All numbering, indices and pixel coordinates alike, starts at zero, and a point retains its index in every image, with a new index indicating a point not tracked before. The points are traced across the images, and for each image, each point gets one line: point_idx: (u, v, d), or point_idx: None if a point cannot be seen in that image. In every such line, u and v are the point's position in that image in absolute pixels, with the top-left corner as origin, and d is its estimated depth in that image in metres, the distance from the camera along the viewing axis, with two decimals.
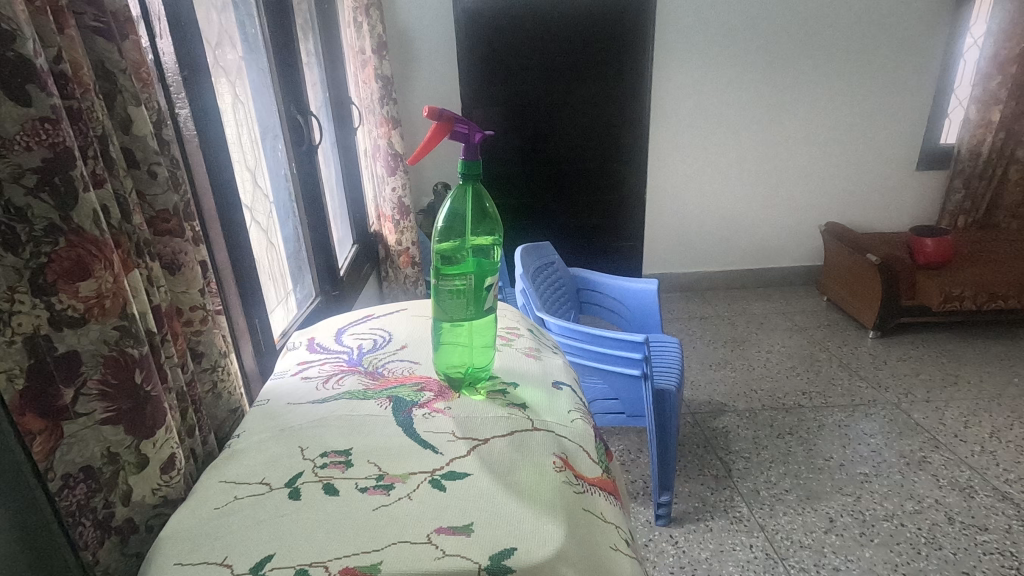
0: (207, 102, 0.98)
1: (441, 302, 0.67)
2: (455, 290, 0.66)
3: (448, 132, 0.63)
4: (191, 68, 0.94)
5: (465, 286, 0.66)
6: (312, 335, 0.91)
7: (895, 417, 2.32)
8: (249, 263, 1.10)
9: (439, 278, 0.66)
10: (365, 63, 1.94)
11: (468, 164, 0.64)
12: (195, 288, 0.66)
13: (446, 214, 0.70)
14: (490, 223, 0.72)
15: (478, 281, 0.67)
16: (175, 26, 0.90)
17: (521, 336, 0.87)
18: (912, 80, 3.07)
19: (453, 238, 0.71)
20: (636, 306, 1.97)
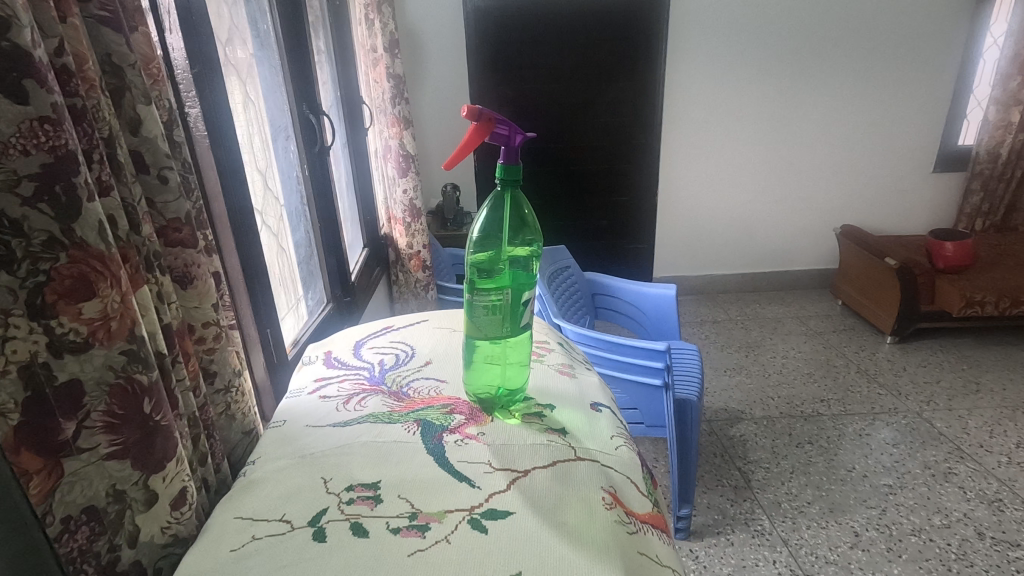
0: (218, 102, 0.93)
1: (474, 319, 0.61)
2: (490, 306, 0.61)
3: (488, 134, 0.57)
4: (203, 65, 0.88)
5: (502, 302, 0.61)
6: (330, 349, 0.86)
7: (917, 425, 2.25)
8: (260, 270, 1.04)
9: (473, 292, 0.61)
10: (377, 61, 1.89)
11: (509, 169, 0.58)
12: (209, 303, 0.61)
13: (482, 223, 0.64)
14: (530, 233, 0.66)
15: (515, 297, 0.61)
16: (186, 20, 0.84)
17: (552, 351, 0.82)
18: (931, 80, 3.01)
19: (489, 250, 0.65)
20: (655, 312, 1.91)
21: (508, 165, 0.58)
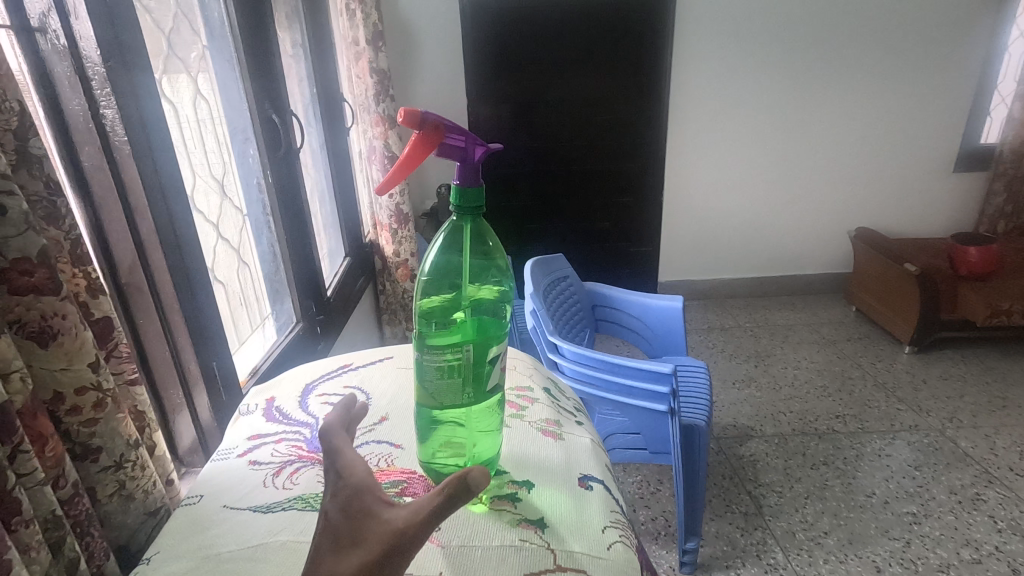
0: (148, 100, 0.79)
1: (427, 384, 0.48)
2: (448, 367, 0.47)
3: (437, 145, 0.46)
4: (126, 59, 0.75)
5: (462, 360, 0.48)
6: (272, 395, 0.73)
7: (941, 445, 2.10)
8: (198, 296, 0.91)
9: (423, 350, 0.47)
10: (359, 56, 1.75)
11: (464, 192, 0.47)
12: (85, 363, 0.47)
13: (434, 258, 0.53)
14: (495, 270, 0.55)
15: (479, 354, 0.48)
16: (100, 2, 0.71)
17: (536, 403, 0.69)
18: (953, 74, 2.84)
19: (444, 292, 0.53)
20: (659, 325, 1.77)
21: (462, 187, 0.47)
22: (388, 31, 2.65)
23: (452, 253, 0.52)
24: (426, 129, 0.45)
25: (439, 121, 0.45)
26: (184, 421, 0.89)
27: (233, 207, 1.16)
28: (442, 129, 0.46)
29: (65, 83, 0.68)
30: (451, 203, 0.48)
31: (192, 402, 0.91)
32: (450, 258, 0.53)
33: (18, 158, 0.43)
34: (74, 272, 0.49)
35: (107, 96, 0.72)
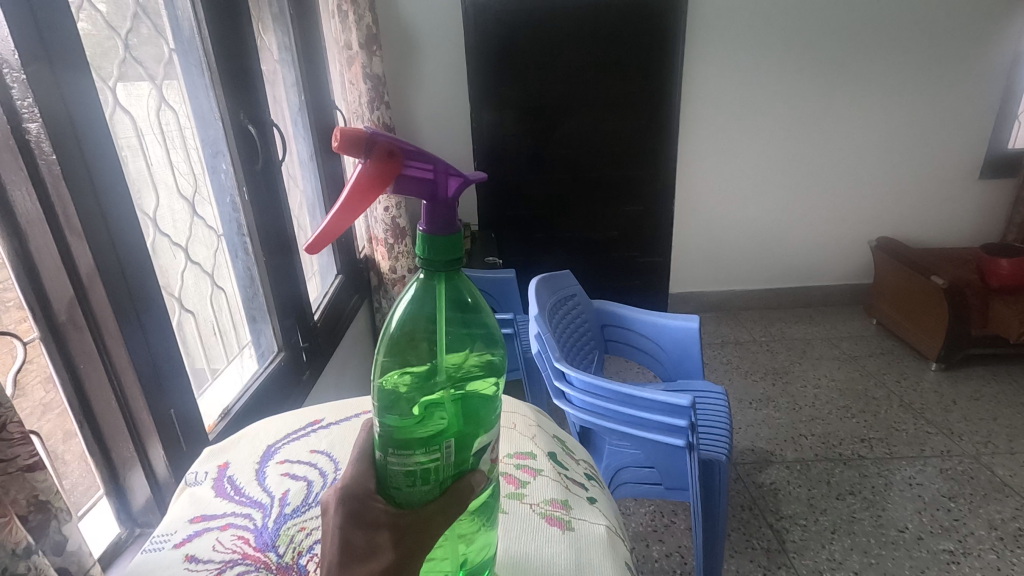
0: (88, 113, 0.69)
1: (396, 493, 0.41)
2: (421, 470, 0.41)
3: (395, 180, 0.41)
4: (58, 63, 0.65)
5: (440, 459, 0.41)
6: (227, 461, 0.62)
7: (976, 474, 1.93)
8: (151, 334, 0.79)
9: (391, 452, 0.41)
10: (351, 60, 1.64)
11: (434, 242, 0.41)
12: None
13: (403, 318, 0.47)
14: (479, 340, 0.50)
15: (460, 450, 0.42)
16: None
17: (539, 477, 0.60)
18: (979, 77, 2.70)
19: (418, 366, 0.49)
20: (673, 348, 1.64)
21: (431, 233, 0.41)
22: (386, 33, 2.53)
23: (423, 315, 0.48)
24: (375, 156, 0.39)
25: (391, 141, 0.39)
26: (142, 480, 0.81)
27: (204, 227, 1.05)
28: (400, 157, 0.40)
29: None
30: (417, 255, 0.42)
31: (146, 454, 0.81)
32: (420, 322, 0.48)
33: None
34: None
35: (31, 107, 0.62)
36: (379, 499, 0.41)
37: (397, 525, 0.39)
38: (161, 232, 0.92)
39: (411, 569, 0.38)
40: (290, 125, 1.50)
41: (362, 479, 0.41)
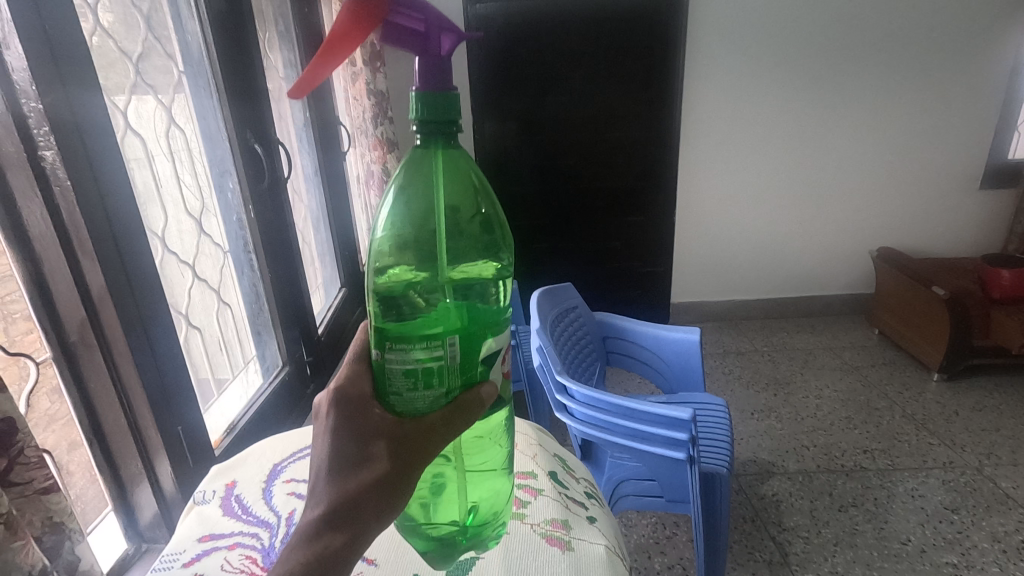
0: (102, 143, 0.71)
1: (398, 394, 0.45)
2: (423, 370, 0.44)
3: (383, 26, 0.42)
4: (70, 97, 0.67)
5: (442, 359, 0.44)
6: (234, 480, 0.64)
7: (978, 486, 1.93)
8: (160, 354, 0.81)
9: (391, 350, 0.44)
10: (356, 77, 1.67)
11: (428, 101, 0.46)
12: None
13: (395, 220, 0.53)
14: (474, 243, 0.57)
15: (462, 350, 0.45)
16: (40, 34, 0.63)
17: (539, 496, 0.62)
18: (979, 88, 2.71)
19: (418, 267, 0.56)
20: (674, 360, 1.65)
21: (423, 91, 0.46)
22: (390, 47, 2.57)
23: (421, 203, 0.54)
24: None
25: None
26: (149, 496, 0.83)
27: (210, 245, 1.07)
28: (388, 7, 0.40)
29: None
30: (414, 119, 0.47)
31: (154, 470, 0.82)
32: (419, 209, 0.54)
33: None
34: None
35: (46, 136, 0.64)
36: (377, 405, 0.47)
37: (392, 435, 0.46)
38: (169, 251, 0.94)
39: (397, 478, 0.46)
40: (295, 140, 1.53)
41: (362, 385, 0.48)
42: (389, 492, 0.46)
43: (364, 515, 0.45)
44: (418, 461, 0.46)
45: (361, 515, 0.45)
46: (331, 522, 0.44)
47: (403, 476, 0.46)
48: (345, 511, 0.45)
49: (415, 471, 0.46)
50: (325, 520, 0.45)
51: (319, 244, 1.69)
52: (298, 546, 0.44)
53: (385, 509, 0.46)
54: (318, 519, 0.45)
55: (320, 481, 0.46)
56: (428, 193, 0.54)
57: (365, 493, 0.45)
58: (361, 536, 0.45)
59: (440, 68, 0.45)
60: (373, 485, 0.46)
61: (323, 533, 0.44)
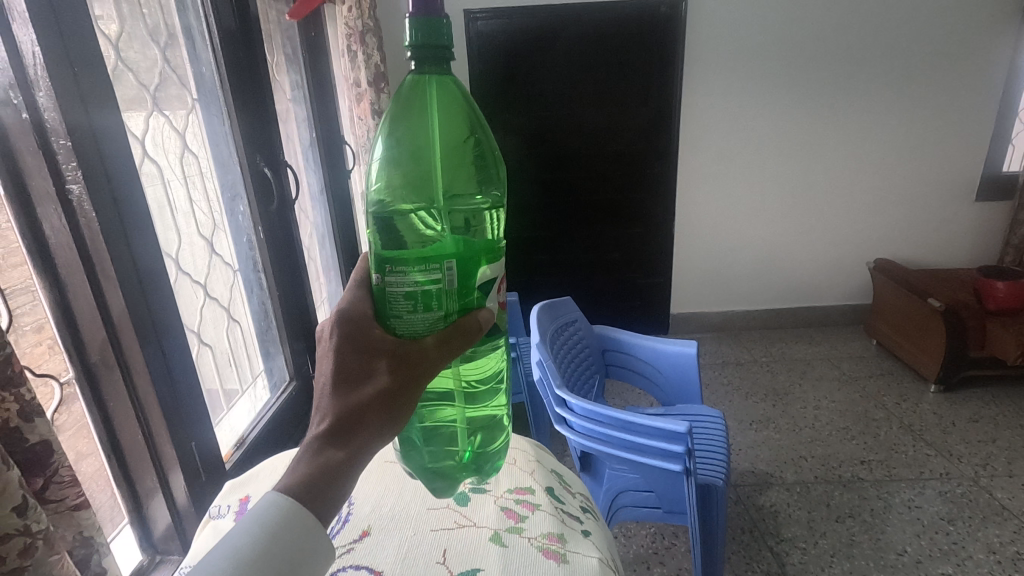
0: (113, 174, 0.75)
1: (399, 317, 0.45)
2: (421, 294, 0.45)
3: None
4: (85, 134, 0.70)
5: (440, 282, 0.45)
6: (246, 496, 0.69)
7: (975, 497, 1.88)
8: (170, 374, 0.84)
9: (391, 274, 0.44)
10: (360, 96, 1.72)
11: (422, 29, 0.47)
12: (9, 508, 0.41)
13: (394, 154, 0.56)
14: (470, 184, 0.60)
15: (459, 275, 0.46)
16: (69, 81, 0.68)
17: (536, 511, 0.65)
18: (981, 99, 2.67)
19: (417, 199, 0.57)
20: (672, 372, 1.68)
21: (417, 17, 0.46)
22: None
23: (418, 133, 0.57)
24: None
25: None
26: (162, 509, 0.87)
27: (221, 264, 1.12)
28: None
29: (30, 161, 0.66)
30: (408, 44, 0.47)
31: (168, 482, 0.86)
32: (416, 140, 0.57)
33: None
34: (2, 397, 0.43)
35: (74, 171, 0.69)
36: (377, 327, 0.47)
37: (392, 352, 0.46)
38: (183, 271, 0.99)
39: (399, 393, 0.46)
40: (301, 159, 1.58)
41: (362, 307, 0.48)
42: (390, 408, 0.46)
43: (366, 430, 0.45)
44: (419, 378, 0.46)
45: (362, 431, 0.45)
46: (332, 436, 0.44)
47: (405, 392, 0.46)
48: (347, 426, 0.44)
49: (415, 388, 0.47)
50: (326, 435, 0.44)
51: (324, 258, 1.73)
52: (301, 463, 0.44)
53: (386, 425, 0.46)
54: (319, 435, 0.44)
55: (322, 399, 0.46)
56: (425, 123, 0.57)
57: (366, 409, 0.45)
58: (364, 452, 0.45)
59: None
60: (375, 400, 0.45)
61: (325, 449, 0.44)
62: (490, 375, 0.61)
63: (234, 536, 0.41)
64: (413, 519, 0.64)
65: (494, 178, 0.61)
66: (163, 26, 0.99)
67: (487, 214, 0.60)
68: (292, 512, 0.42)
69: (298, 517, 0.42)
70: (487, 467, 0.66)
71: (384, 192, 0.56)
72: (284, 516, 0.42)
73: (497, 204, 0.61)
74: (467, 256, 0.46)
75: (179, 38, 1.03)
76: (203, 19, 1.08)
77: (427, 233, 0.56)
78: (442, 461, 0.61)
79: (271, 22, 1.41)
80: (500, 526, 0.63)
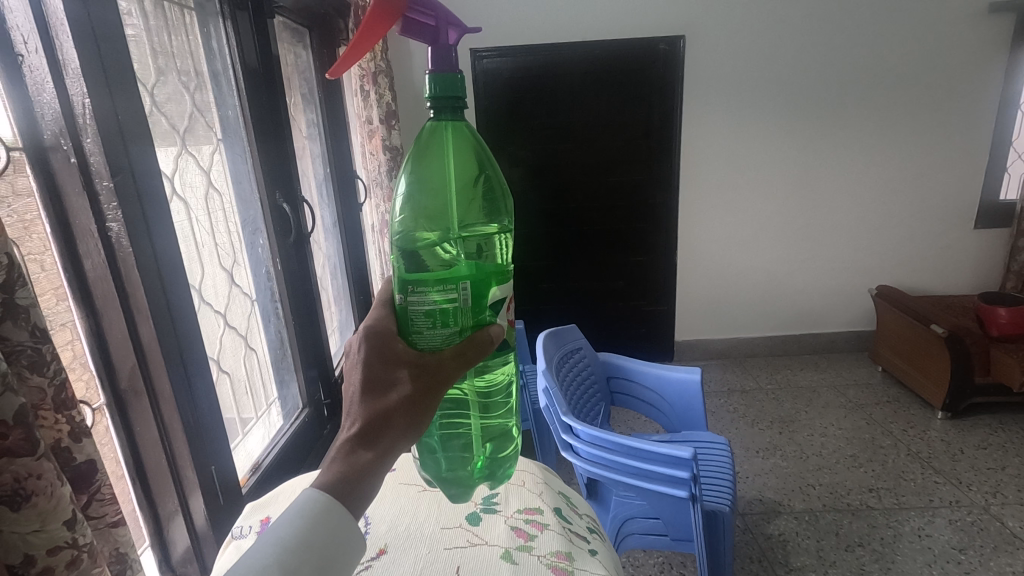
0: (144, 214, 0.80)
1: (419, 333, 0.50)
2: (440, 313, 0.49)
3: (400, 22, 0.51)
4: (123, 177, 0.76)
5: (456, 301, 0.49)
6: (267, 516, 0.74)
7: (986, 526, 1.85)
8: (185, 398, 0.88)
9: (413, 294, 0.49)
10: (372, 133, 1.80)
11: (441, 80, 0.52)
12: (60, 521, 0.44)
13: (413, 192, 0.61)
14: (485, 215, 0.65)
15: (475, 295, 0.50)
16: (112, 134, 0.75)
17: (545, 530, 0.68)
18: (972, 129, 2.74)
19: (437, 229, 0.62)
20: (677, 398, 1.70)
21: (437, 72, 0.52)
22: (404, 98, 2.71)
23: (433, 173, 0.62)
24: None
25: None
26: (182, 531, 0.91)
27: (240, 294, 1.17)
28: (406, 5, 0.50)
29: (75, 200, 0.72)
30: (427, 96, 0.53)
31: (186, 506, 0.91)
32: (431, 178, 0.62)
33: (3, 309, 0.43)
34: (56, 419, 0.47)
35: (115, 211, 0.76)
36: (400, 341, 0.51)
37: (415, 363, 0.50)
38: (205, 301, 1.04)
39: (424, 400, 0.49)
40: (317, 194, 1.65)
41: (387, 323, 0.52)
42: (414, 413, 0.49)
43: (392, 432, 0.48)
44: (441, 387, 0.50)
45: (388, 434, 0.48)
46: (361, 438, 0.47)
47: (427, 399, 0.49)
48: (374, 429, 0.47)
49: (436, 395, 0.50)
50: (355, 438, 0.47)
51: (337, 288, 1.79)
52: (334, 463, 0.47)
53: (410, 429, 0.49)
54: (349, 438, 0.47)
55: (351, 406, 0.49)
56: (440, 163, 0.62)
57: (394, 413, 0.48)
58: (390, 454, 0.48)
59: (449, 55, 0.52)
60: (400, 406, 0.48)
61: (354, 451, 0.47)
62: (502, 386, 0.66)
63: (279, 527, 0.44)
64: (427, 539, 0.67)
65: (502, 209, 0.65)
66: (193, 72, 1.06)
67: (498, 240, 0.64)
68: (329, 507, 0.45)
69: (334, 512, 0.45)
70: (500, 474, 0.69)
71: (402, 226, 0.60)
72: (323, 510, 0.45)
73: (506, 232, 0.65)
74: (480, 277, 0.51)
75: (207, 81, 1.11)
76: (230, 65, 1.17)
77: (445, 258, 0.60)
78: (459, 469, 0.65)
79: (290, 66, 1.50)
80: (511, 545, 0.65)
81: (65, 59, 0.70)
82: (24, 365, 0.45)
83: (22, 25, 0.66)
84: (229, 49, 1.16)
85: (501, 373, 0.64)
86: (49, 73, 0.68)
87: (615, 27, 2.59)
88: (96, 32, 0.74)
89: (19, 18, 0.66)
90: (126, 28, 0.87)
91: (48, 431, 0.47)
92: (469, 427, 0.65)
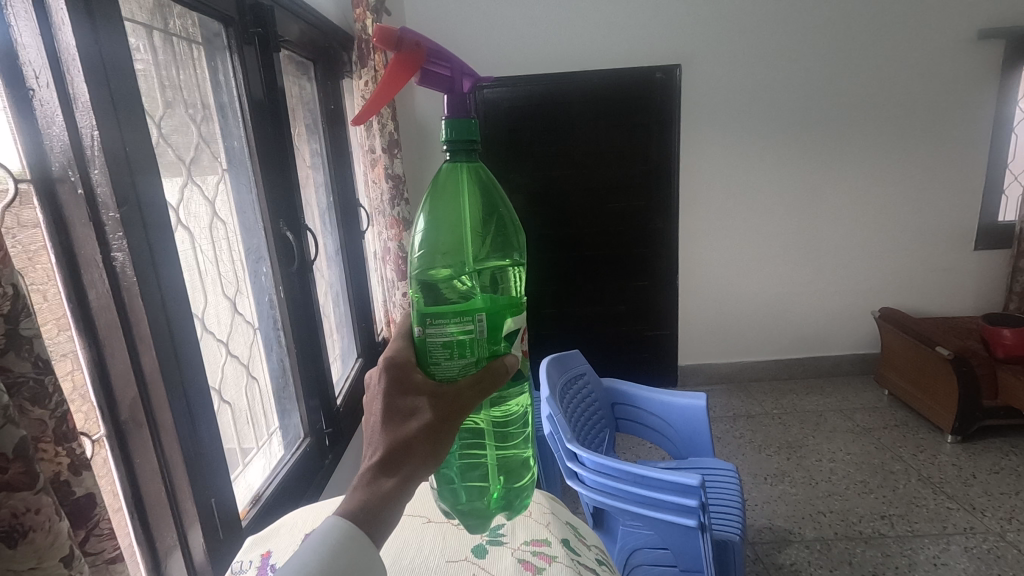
0: (149, 242, 0.81)
1: (437, 364, 0.50)
2: (457, 342, 0.49)
3: (420, 69, 0.53)
4: (131, 207, 0.77)
5: (472, 332, 0.49)
6: (268, 550, 0.73)
7: (1003, 553, 1.80)
8: (181, 428, 0.86)
9: (431, 326, 0.49)
10: (375, 162, 1.82)
11: (455, 124, 0.53)
12: (58, 558, 0.42)
13: (427, 228, 0.62)
14: (501, 250, 0.65)
15: (491, 325, 0.50)
16: (120, 166, 0.76)
17: (554, 563, 0.66)
18: (968, 152, 2.77)
19: (453, 263, 0.62)
20: (683, 426, 1.67)
21: (452, 117, 0.53)
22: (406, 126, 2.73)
23: (449, 211, 0.62)
24: (404, 48, 0.51)
25: (419, 39, 0.51)
26: (180, 566, 0.89)
27: (243, 323, 1.17)
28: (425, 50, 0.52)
29: (81, 231, 0.73)
30: (443, 140, 0.54)
31: (186, 541, 0.89)
32: (448, 217, 0.62)
33: (7, 341, 0.43)
34: (56, 452, 0.47)
35: (119, 241, 0.76)
36: (418, 371, 0.50)
37: (433, 392, 0.49)
38: (207, 329, 1.04)
39: (445, 428, 0.48)
40: (320, 223, 1.66)
41: (407, 353, 0.52)
42: (435, 442, 0.48)
43: (413, 461, 0.47)
44: (460, 416, 0.49)
45: (408, 462, 0.47)
46: (382, 466, 0.46)
47: (447, 427, 0.49)
48: (395, 457, 0.47)
49: (456, 424, 0.49)
50: (377, 466, 0.46)
51: (340, 315, 1.78)
52: (355, 491, 0.47)
53: (431, 458, 0.48)
54: (370, 467, 0.47)
55: (372, 434, 0.48)
56: (456, 203, 0.62)
57: (414, 442, 0.47)
58: (411, 482, 0.47)
59: (463, 101, 0.54)
60: (420, 434, 0.48)
61: (376, 479, 0.46)
62: (518, 416, 0.65)
63: (301, 554, 0.44)
64: (434, 571, 0.65)
65: (515, 245, 0.66)
66: (200, 104, 1.08)
67: (512, 275, 0.65)
68: (350, 535, 0.45)
69: (355, 540, 0.45)
70: (517, 504, 0.68)
71: (420, 262, 0.60)
72: (348, 539, 0.45)
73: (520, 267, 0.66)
74: (496, 308, 0.50)
75: (214, 113, 1.13)
76: (237, 97, 1.20)
77: (461, 290, 0.60)
78: (475, 500, 0.64)
79: (296, 98, 1.53)
80: None
81: (75, 93, 0.71)
82: (26, 398, 0.44)
83: (35, 61, 0.68)
84: (235, 81, 1.19)
85: (516, 403, 0.63)
86: (59, 107, 0.70)
87: (613, 59, 2.64)
88: (107, 69, 0.75)
89: (32, 55, 0.68)
90: (135, 63, 0.89)
91: (48, 464, 0.46)
92: (485, 458, 0.64)
